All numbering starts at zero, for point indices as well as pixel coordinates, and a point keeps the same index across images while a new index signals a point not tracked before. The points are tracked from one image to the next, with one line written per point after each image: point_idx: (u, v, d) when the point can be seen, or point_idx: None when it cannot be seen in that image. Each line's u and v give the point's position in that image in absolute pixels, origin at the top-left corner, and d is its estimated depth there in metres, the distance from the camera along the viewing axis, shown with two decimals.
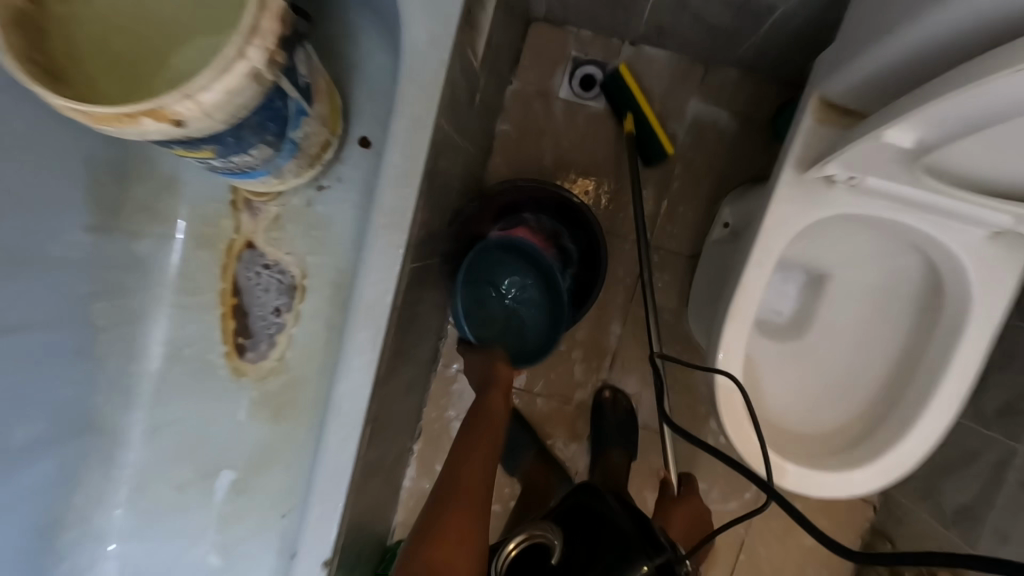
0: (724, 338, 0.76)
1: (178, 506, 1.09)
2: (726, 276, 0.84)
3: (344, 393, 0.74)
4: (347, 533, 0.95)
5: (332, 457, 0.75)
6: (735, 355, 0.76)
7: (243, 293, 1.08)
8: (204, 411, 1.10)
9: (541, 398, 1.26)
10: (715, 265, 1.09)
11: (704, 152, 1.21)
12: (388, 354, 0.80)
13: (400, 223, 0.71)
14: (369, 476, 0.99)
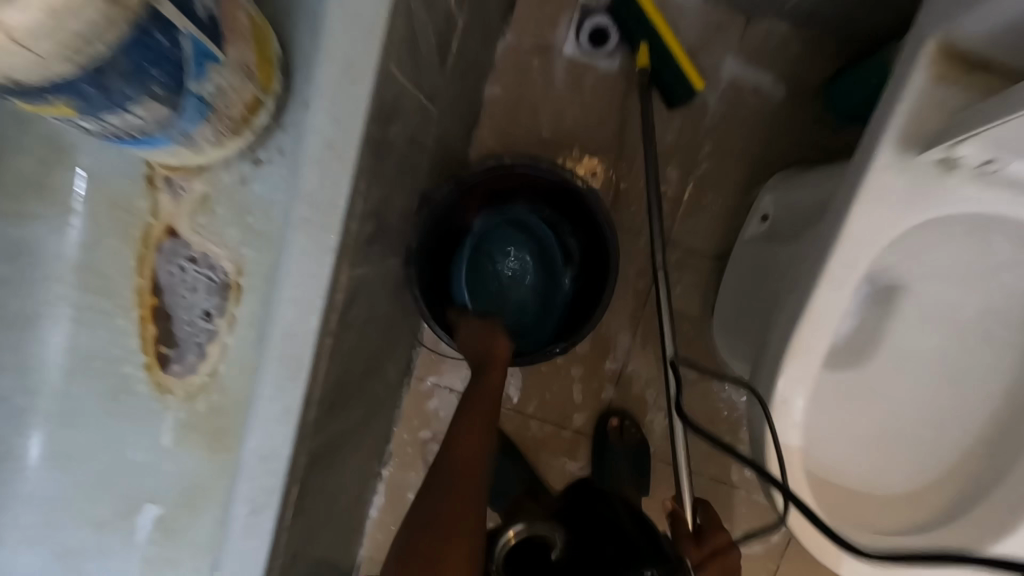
0: (783, 382, 0.55)
1: (90, 548, 0.90)
2: (782, 293, 0.62)
3: (257, 448, 0.54)
4: None
5: (243, 533, 0.56)
6: (796, 406, 0.56)
7: (164, 292, 0.87)
8: (123, 434, 0.90)
9: (534, 420, 1.06)
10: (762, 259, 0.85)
11: (738, 127, 0.99)
12: (325, 391, 0.60)
13: (332, 215, 0.50)
14: (315, 527, 0.79)
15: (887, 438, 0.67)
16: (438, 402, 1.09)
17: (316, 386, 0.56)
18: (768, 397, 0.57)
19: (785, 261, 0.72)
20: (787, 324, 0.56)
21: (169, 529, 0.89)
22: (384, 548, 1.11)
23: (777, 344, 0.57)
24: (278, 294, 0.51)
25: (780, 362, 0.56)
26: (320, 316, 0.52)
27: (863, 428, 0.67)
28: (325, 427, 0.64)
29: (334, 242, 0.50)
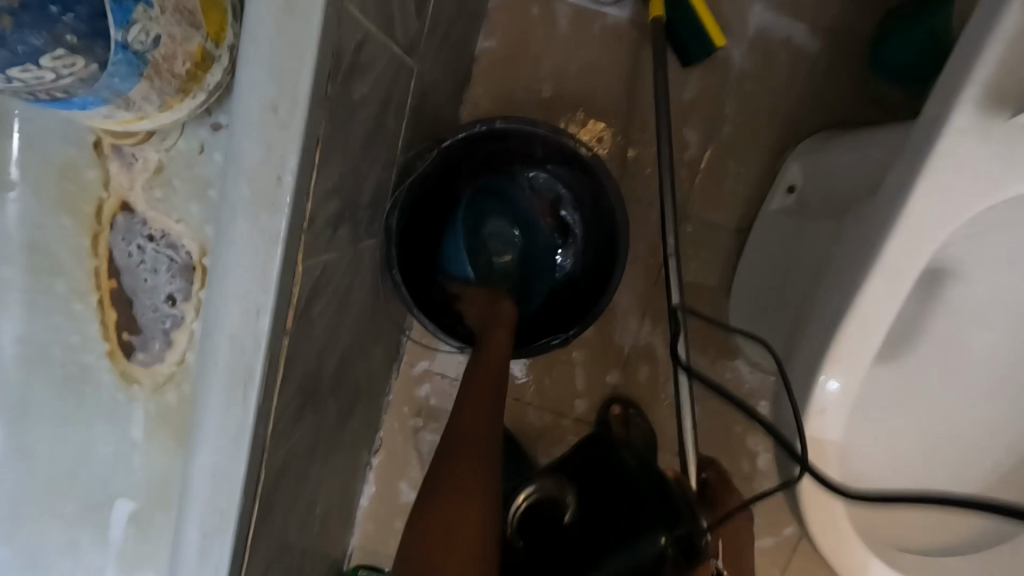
0: (822, 390, 0.47)
1: (67, 544, 0.86)
2: (822, 282, 0.53)
3: (207, 465, 0.47)
4: None
5: (198, 558, 0.49)
6: (836, 418, 0.47)
7: (123, 274, 0.79)
8: (91, 425, 0.84)
9: (533, 409, 1.00)
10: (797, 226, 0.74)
11: (762, 85, 0.88)
12: (287, 395, 0.52)
13: (276, 191, 0.40)
14: (294, 530, 0.73)
15: (931, 446, 0.59)
16: (430, 388, 1.02)
17: (274, 392, 0.48)
18: (800, 405, 0.48)
19: (828, 241, 0.61)
20: (828, 321, 0.47)
21: (145, 525, 0.84)
22: (377, 539, 1.06)
23: (813, 343, 0.49)
24: (220, 288, 0.43)
25: (817, 364, 0.47)
26: (269, 315, 0.43)
27: (906, 436, 0.59)
28: (293, 432, 0.57)
29: (281, 226, 0.41)
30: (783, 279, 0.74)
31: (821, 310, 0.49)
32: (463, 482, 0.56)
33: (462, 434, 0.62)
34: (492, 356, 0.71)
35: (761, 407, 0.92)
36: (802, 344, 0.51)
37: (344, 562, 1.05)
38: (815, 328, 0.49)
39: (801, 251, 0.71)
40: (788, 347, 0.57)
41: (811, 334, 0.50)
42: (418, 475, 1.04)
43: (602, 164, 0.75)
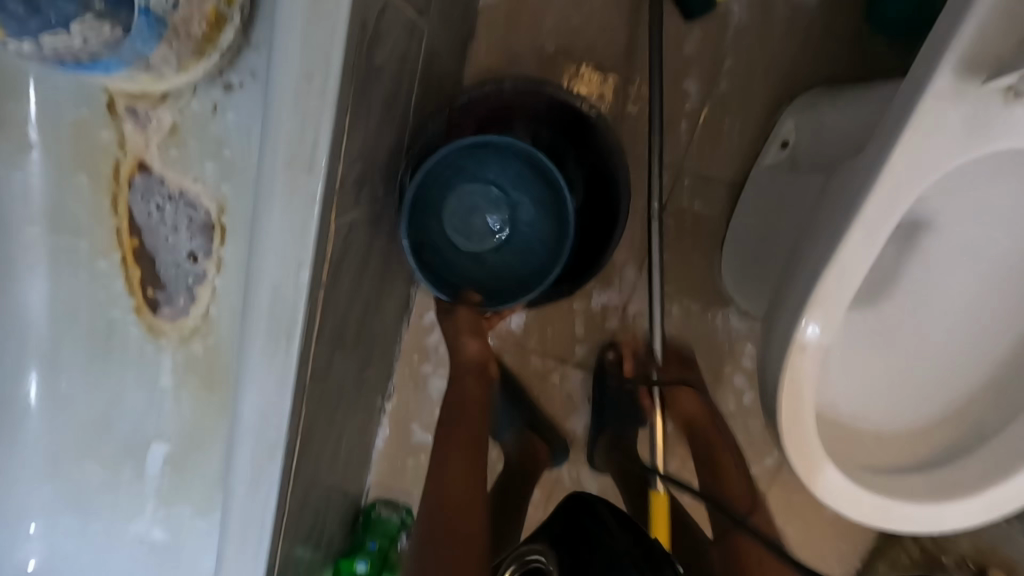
0: (803, 332, 0.52)
1: (106, 485, 0.94)
2: (808, 236, 0.58)
3: (255, 404, 0.52)
4: (294, 545, 0.76)
5: (249, 483, 0.55)
6: (815, 356, 0.53)
7: (144, 232, 0.82)
8: (123, 376, 0.90)
9: (535, 356, 1.06)
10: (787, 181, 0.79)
11: (760, 39, 0.90)
12: (321, 342, 0.57)
13: (312, 155, 0.44)
14: (323, 465, 0.80)
15: (894, 379, 0.65)
16: (438, 337, 1.08)
17: (312, 339, 0.53)
18: (784, 345, 0.54)
19: (814, 199, 0.66)
20: (811, 271, 0.53)
21: (180, 465, 0.91)
22: (392, 475, 1.15)
23: (799, 292, 0.54)
24: (262, 245, 0.47)
25: (798, 308, 0.53)
26: (309, 271, 0.48)
27: (874, 372, 0.65)
28: (324, 376, 0.63)
29: (317, 188, 0.44)
30: (772, 231, 0.79)
31: (806, 261, 0.55)
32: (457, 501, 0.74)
33: (450, 456, 0.78)
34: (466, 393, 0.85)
35: (747, 351, 0.99)
36: (788, 291, 0.57)
37: (363, 496, 1.14)
38: (800, 276, 0.55)
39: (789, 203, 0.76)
40: (774, 296, 0.63)
41: (798, 281, 0.55)
42: (428, 417, 1.12)
43: (606, 127, 0.82)
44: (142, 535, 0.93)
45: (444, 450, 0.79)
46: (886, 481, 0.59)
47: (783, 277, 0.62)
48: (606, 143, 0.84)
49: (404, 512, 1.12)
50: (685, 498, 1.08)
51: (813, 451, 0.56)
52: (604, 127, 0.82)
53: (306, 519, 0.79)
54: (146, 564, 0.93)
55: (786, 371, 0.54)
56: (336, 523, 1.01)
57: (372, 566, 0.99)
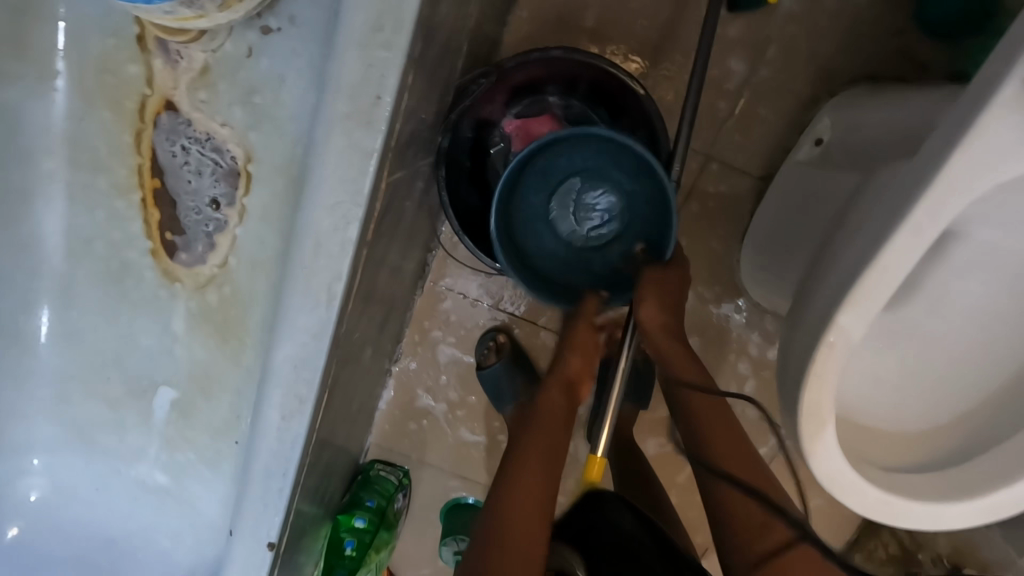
0: (834, 329, 0.53)
1: (113, 425, 0.96)
2: (847, 236, 0.58)
3: (290, 353, 0.53)
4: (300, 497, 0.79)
5: (273, 435, 0.56)
6: (845, 352, 0.54)
7: (166, 173, 0.81)
8: (135, 319, 0.90)
9: (545, 330, 1.08)
10: (816, 177, 0.79)
11: (805, 32, 0.89)
12: (354, 301, 0.57)
13: (375, 109, 0.45)
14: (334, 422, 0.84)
15: (906, 380, 0.67)
16: (450, 304, 1.08)
17: (351, 295, 0.54)
18: (811, 339, 0.56)
19: (849, 199, 0.66)
20: (850, 270, 0.54)
21: (186, 410, 0.93)
22: (391, 438, 1.17)
23: (834, 290, 0.55)
24: (317, 194, 0.48)
25: (834, 304, 0.54)
26: (358, 226, 0.48)
27: (887, 371, 0.67)
28: (351, 334, 0.63)
29: (376, 142, 0.46)
30: (797, 228, 0.79)
31: (846, 259, 0.56)
32: (524, 516, 0.71)
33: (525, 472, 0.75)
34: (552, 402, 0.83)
35: (753, 342, 1.00)
36: (824, 288, 0.57)
37: (362, 455, 1.16)
38: (837, 273, 0.56)
39: (817, 200, 0.76)
40: (804, 292, 0.64)
41: (835, 277, 0.56)
42: (432, 383, 1.13)
43: (656, 108, 0.81)
44: (143, 477, 0.97)
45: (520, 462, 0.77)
46: (893, 478, 0.61)
47: (814, 274, 0.63)
48: (654, 126, 0.83)
49: (401, 473, 1.15)
50: (677, 479, 1.11)
51: (828, 442, 0.57)
52: (652, 109, 0.81)
53: (318, 470, 0.87)
54: (147, 500, 0.98)
55: (813, 365, 0.55)
56: (337, 477, 1.03)
57: (369, 523, 1.02)
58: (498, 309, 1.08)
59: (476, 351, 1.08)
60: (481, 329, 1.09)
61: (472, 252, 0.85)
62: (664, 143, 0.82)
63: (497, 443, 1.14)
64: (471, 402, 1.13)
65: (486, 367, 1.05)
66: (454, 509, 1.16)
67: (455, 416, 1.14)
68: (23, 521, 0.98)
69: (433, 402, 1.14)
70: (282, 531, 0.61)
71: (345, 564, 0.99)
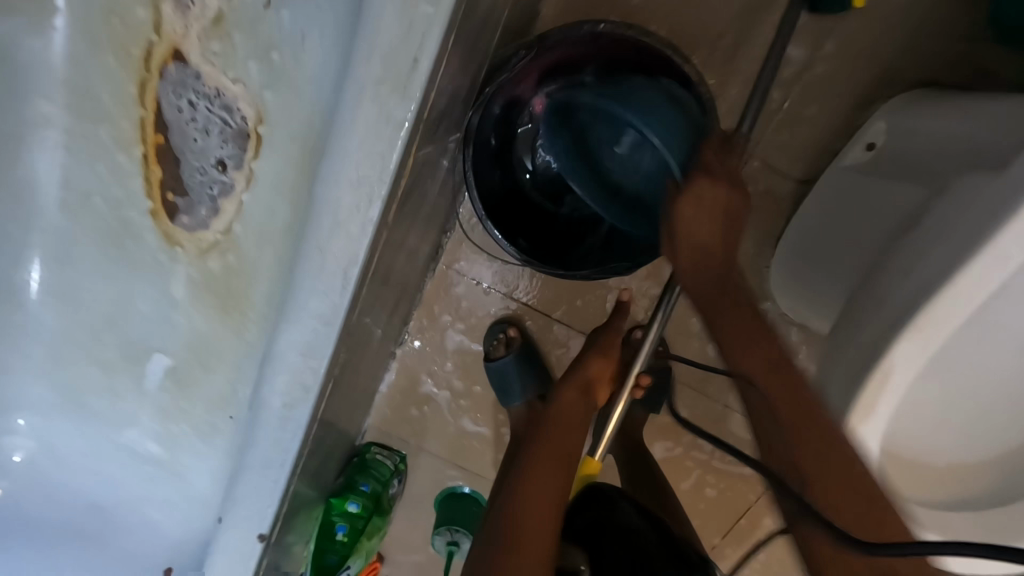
0: (891, 357, 0.49)
1: (106, 389, 0.93)
2: (914, 255, 0.53)
3: (296, 339, 0.48)
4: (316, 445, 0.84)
5: (272, 428, 0.52)
6: (902, 382, 0.50)
7: (171, 130, 0.75)
8: (132, 282, 0.85)
9: (558, 325, 1.03)
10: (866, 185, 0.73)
11: (868, 26, 0.82)
12: (367, 285, 0.52)
13: (410, 74, 0.40)
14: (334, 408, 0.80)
15: (968, 410, 0.58)
16: (462, 289, 1.04)
17: (365, 280, 0.48)
18: (862, 363, 0.52)
19: (910, 214, 0.61)
20: (916, 294, 0.49)
21: (180, 380, 0.90)
22: (391, 422, 1.13)
23: (895, 313, 0.50)
24: (338, 166, 0.43)
25: (894, 329, 0.50)
26: (380, 206, 0.43)
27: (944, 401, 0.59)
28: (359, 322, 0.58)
29: (408, 114, 0.41)
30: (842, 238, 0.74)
31: (913, 281, 0.51)
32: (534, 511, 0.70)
33: (538, 472, 0.76)
34: (565, 407, 0.85)
35: None
36: (883, 309, 0.53)
37: (360, 437, 1.13)
38: (901, 295, 0.51)
39: (869, 210, 0.70)
40: (853, 311, 0.59)
41: (898, 299, 0.51)
42: (437, 369, 1.09)
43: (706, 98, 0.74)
44: (135, 444, 0.95)
45: (533, 464, 0.78)
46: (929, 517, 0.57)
47: (868, 293, 0.58)
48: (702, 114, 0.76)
49: (398, 459, 1.12)
50: (681, 485, 1.08)
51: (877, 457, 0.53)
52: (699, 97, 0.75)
53: (320, 452, 0.89)
54: (137, 468, 0.96)
55: (861, 394, 0.50)
56: (333, 460, 1.00)
57: (362, 509, 1.00)
58: (512, 298, 1.03)
59: (485, 340, 1.04)
60: (492, 318, 1.04)
61: (493, 238, 0.81)
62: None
63: (499, 435, 1.10)
64: (475, 392, 1.09)
65: (494, 360, 1.01)
66: (449, 498, 1.13)
67: (458, 404, 1.10)
68: (8, 482, 0.97)
69: (436, 389, 1.10)
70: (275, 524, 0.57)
71: (337, 548, 0.97)
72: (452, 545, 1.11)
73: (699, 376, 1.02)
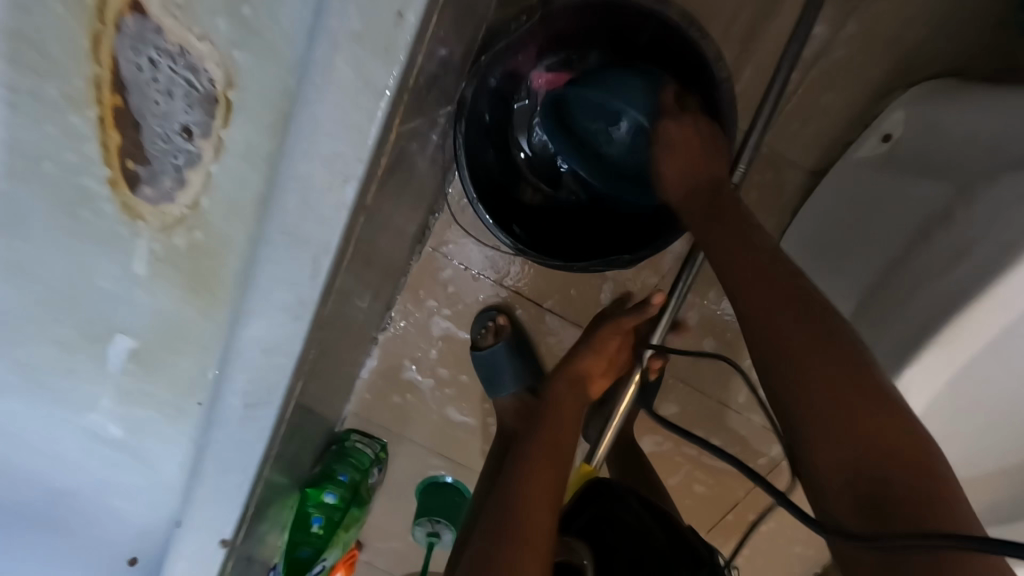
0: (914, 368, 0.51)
1: (64, 369, 0.87)
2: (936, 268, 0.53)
3: (259, 334, 0.43)
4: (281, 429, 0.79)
5: (235, 428, 0.47)
6: (915, 391, 0.51)
7: (129, 90, 0.67)
8: (90, 257, 0.78)
9: (550, 314, 0.99)
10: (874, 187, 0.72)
11: (893, 7, 0.77)
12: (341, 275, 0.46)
13: (395, 35, 0.35)
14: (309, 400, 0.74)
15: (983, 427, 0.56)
16: (450, 274, 0.98)
17: (339, 269, 0.43)
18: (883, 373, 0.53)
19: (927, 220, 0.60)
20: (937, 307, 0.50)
21: (145, 362, 0.84)
22: (371, 409, 1.08)
23: (917, 325, 0.51)
24: (308, 135, 0.37)
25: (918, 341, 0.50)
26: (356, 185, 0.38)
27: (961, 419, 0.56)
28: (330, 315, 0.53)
29: (390, 81, 0.35)
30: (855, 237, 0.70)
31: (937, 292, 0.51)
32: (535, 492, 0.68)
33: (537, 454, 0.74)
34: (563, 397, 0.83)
35: None
36: (903, 322, 0.53)
37: (338, 424, 1.08)
38: (922, 306, 0.52)
39: (887, 208, 0.66)
40: (864, 322, 0.61)
41: (917, 309, 0.52)
42: (421, 356, 1.04)
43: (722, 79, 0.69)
44: (97, 428, 0.90)
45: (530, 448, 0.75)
46: None
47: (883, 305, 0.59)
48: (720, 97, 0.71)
49: (378, 447, 1.08)
50: (669, 479, 1.05)
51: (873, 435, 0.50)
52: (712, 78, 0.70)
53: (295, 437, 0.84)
54: (100, 451, 0.91)
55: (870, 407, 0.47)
56: (310, 448, 0.96)
57: (340, 499, 0.96)
58: (502, 285, 0.98)
59: (472, 329, 0.99)
60: (480, 304, 0.99)
61: (484, 221, 0.75)
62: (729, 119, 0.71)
63: (484, 425, 1.07)
64: (461, 381, 1.05)
65: (482, 349, 0.96)
66: (431, 488, 1.10)
67: (443, 392, 1.06)
68: None
69: (420, 376, 1.05)
70: (241, 525, 0.53)
71: (312, 541, 0.93)
72: (433, 536, 1.09)
73: (693, 372, 0.99)
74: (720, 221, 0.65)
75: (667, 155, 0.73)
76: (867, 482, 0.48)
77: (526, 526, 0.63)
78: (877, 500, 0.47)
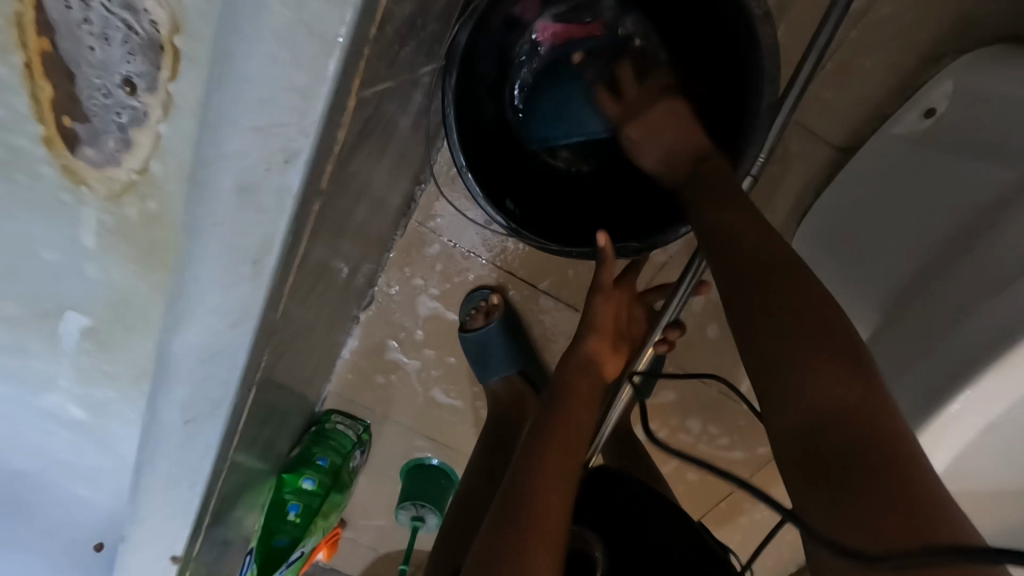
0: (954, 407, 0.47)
1: (14, 346, 0.79)
2: (993, 289, 0.48)
3: (191, 342, 0.37)
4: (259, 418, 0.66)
5: (172, 451, 0.42)
6: (958, 432, 0.49)
7: (58, 32, 0.56)
8: (31, 226, 0.70)
9: (544, 295, 0.92)
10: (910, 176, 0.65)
11: None
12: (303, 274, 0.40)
13: None
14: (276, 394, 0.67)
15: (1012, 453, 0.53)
16: (438, 250, 0.90)
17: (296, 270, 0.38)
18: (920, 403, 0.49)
19: (982, 219, 0.54)
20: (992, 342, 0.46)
21: (102, 342, 0.77)
22: (354, 391, 1.02)
23: (962, 357, 0.47)
24: (245, 109, 0.31)
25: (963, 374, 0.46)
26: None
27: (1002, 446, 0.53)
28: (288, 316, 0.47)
29: (341, 30, 0.30)
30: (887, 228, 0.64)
31: (989, 320, 0.47)
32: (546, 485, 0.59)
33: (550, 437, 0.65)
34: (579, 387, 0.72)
35: None
36: (947, 350, 0.49)
37: (318, 405, 1.02)
38: (969, 335, 0.48)
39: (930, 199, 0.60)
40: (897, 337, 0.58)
41: (963, 339, 0.48)
42: (405, 337, 0.96)
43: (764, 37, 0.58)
44: (54, 408, 0.83)
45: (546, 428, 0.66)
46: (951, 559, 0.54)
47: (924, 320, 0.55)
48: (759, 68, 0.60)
49: (361, 429, 1.02)
50: (663, 467, 1.01)
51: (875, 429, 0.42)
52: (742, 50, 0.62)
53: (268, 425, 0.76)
54: (61, 433, 0.85)
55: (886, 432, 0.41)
56: (286, 432, 0.90)
57: (319, 486, 0.92)
58: (495, 263, 0.90)
59: (461, 309, 0.92)
60: (470, 283, 0.92)
61: (471, 194, 0.67)
62: (768, 93, 0.60)
63: (472, 410, 1.01)
64: (448, 364, 0.98)
65: (471, 331, 0.89)
66: (417, 471, 1.05)
67: (429, 375, 0.99)
68: None
69: (404, 358, 0.98)
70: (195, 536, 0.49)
71: (289, 529, 0.88)
72: (418, 521, 1.06)
73: (695, 361, 0.93)
74: (713, 189, 0.60)
75: (634, 136, 0.70)
76: (811, 435, 0.44)
77: (545, 503, 0.57)
78: (821, 459, 0.42)
